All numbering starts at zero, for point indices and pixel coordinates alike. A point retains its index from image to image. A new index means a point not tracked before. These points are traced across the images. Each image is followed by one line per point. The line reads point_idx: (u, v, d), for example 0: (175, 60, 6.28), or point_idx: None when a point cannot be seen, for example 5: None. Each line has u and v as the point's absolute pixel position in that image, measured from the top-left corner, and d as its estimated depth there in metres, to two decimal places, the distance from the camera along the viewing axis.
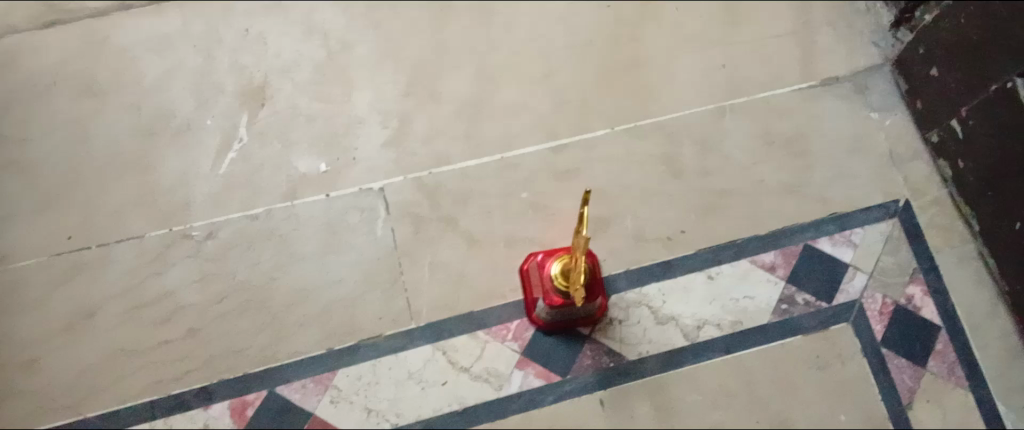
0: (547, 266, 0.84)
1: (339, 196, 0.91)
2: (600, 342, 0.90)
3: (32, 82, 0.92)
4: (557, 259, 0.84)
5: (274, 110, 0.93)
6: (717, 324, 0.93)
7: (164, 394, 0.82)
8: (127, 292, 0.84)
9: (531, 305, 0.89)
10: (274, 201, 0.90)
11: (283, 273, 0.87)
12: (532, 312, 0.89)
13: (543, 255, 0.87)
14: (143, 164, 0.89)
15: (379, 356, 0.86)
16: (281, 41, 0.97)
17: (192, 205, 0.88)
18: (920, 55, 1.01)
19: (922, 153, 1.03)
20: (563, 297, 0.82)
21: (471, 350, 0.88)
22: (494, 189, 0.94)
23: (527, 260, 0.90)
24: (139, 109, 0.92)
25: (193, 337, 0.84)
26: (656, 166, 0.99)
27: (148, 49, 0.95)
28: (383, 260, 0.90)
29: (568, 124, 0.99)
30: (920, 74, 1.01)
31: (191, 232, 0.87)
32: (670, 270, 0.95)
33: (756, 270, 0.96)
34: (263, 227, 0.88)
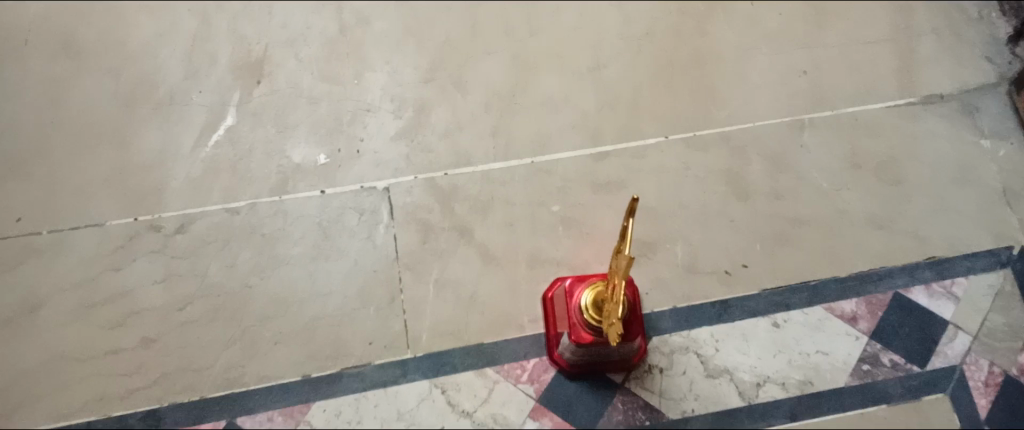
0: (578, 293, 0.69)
1: (335, 194, 0.77)
2: (635, 394, 0.74)
3: (7, 39, 0.80)
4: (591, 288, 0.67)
5: (272, 88, 0.80)
6: (781, 383, 0.76)
7: (105, 414, 0.68)
8: (79, 287, 0.71)
9: (554, 340, 0.73)
10: (260, 193, 0.76)
11: (261, 280, 0.73)
12: (555, 349, 0.73)
13: (574, 279, 0.71)
14: (116, 139, 0.76)
15: (365, 389, 0.72)
16: (289, 12, 0.84)
17: (164, 192, 0.75)
18: None
19: None
20: (594, 332, 0.66)
21: (476, 391, 0.72)
22: (520, 198, 0.79)
23: (554, 286, 0.75)
24: (120, 77, 0.79)
25: (148, 349, 0.70)
26: (718, 184, 0.83)
27: (139, 12, 0.83)
28: (381, 272, 0.75)
29: (615, 127, 0.84)
30: None
31: (159, 223, 0.74)
32: (727, 312, 0.78)
33: (833, 320, 0.78)
34: (243, 222, 0.75)
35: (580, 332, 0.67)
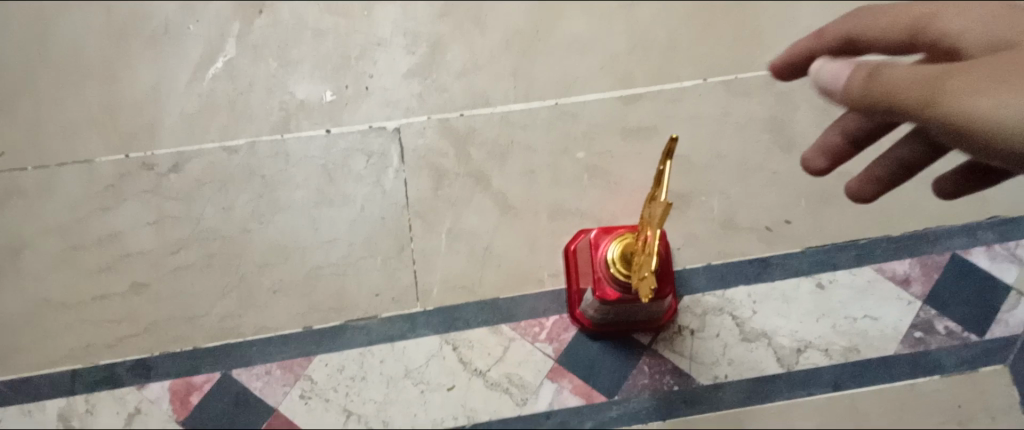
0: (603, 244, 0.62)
1: (342, 134, 0.71)
2: (663, 356, 0.68)
3: None
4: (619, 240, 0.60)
5: (275, 20, 0.74)
6: (824, 350, 0.69)
7: (93, 363, 0.63)
8: (65, 229, 0.66)
9: (576, 297, 0.67)
10: (261, 132, 0.70)
11: (261, 225, 0.68)
12: (577, 306, 0.67)
13: (599, 230, 0.65)
14: (107, 72, 0.71)
15: (370, 344, 0.66)
16: None
17: (158, 129, 0.69)
18: None
19: None
20: (622, 288, 0.59)
21: (490, 350, 0.67)
22: (542, 143, 0.73)
23: (577, 238, 0.68)
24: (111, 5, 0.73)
25: (138, 296, 0.65)
26: (760, 132, 0.75)
27: None
28: (390, 220, 0.70)
29: (648, 69, 0.76)
30: None
31: (152, 161, 0.68)
32: (766, 271, 0.71)
33: (884, 283, 0.71)
34: (242, 162, 0.69)
35: (606, 287, 0.61)
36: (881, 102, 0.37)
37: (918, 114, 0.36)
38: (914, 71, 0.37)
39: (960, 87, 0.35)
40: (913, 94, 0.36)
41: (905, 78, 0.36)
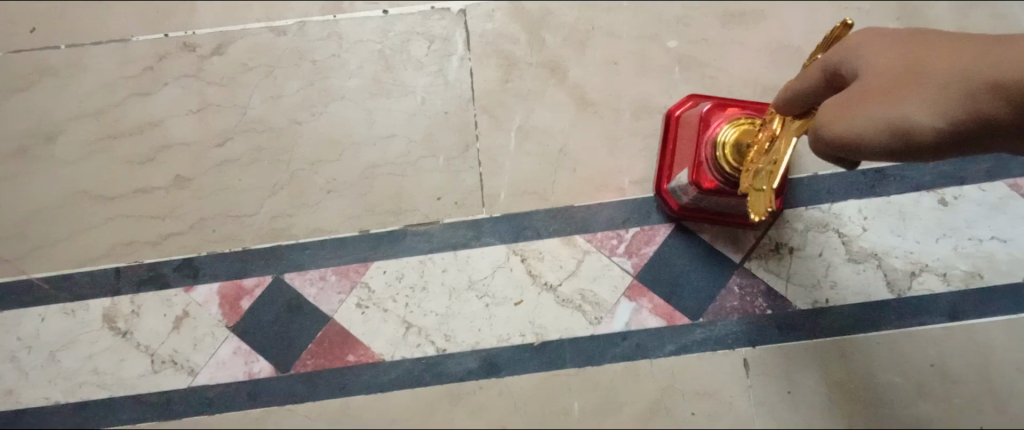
0: (718, 123, 0.54)
1: (401, 16, 0.63)
2: (755, 277, 0.60)
3: None
4: (737, 122, 0.52)
5: None
6: (943, 275, 0.61)
7: (134, 261, 0.59)
8: (101, 114, 0.60)
9: (664, 176, 0.60)
10: (311, 12, 0.62)
11: (311, 117, 0.61)
12: (665, 184, 0.60)
13: (713, 104, 0.56)
14: None
15: (431, 252, 0.60)
16: None
17: (200, 4, 0.62)
18: None
19: None
20: (724, 179, 0.52)
21: (562, 262, 0.60)
22: (627, 31, 0.64)
23: (685, 105, 0.60)
24: None
25: (182, 191, 0.60)
26: (885, 19, 0.64)
27: None
28: (454, 114, 0.62)
29: None
30: None
31: (194, 42, 0.61)
32: (880, 184, 0.62)
33: (1017, 201, 0.62)
34: (291, 45, 0.62)
35: (706, 175, 0.53)
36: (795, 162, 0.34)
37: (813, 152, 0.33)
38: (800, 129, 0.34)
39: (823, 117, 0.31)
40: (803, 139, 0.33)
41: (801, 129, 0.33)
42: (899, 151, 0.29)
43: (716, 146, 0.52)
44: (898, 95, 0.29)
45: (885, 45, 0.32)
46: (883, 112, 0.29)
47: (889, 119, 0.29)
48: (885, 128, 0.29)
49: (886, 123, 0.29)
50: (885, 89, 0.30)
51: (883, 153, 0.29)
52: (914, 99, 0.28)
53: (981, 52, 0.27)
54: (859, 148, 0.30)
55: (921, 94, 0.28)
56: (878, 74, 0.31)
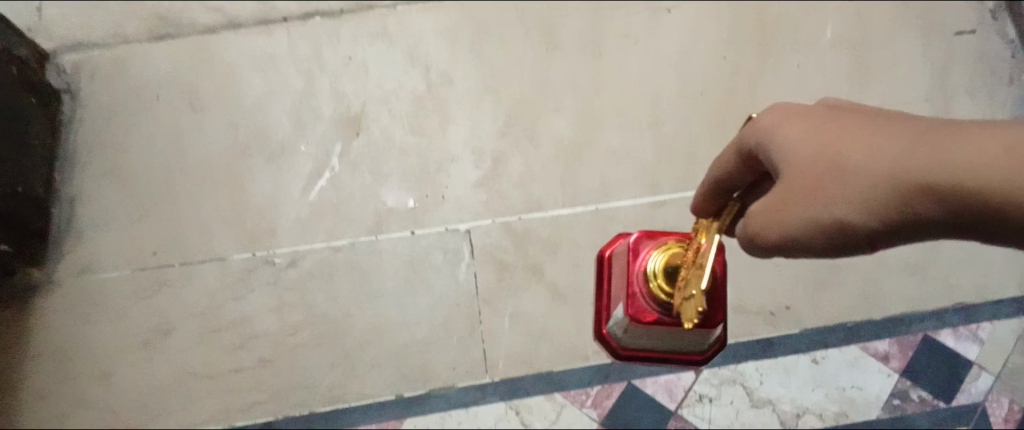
0: (643, 252, 0.56)
1: (423, 234, 0.87)
2: (686, 420, 0.83)
3: (140, 92, 0.90)
4: (659, 250, 0.55)
5: (369, 140, 0.90)
6: (819, 414, 0.84)
7: (227, 424, 0.79)
8: (205, 314, 0.82)
9: (604, 314, 0.64)
10: (359, 233, 0.86)
11: (359, 310, 0.84)
12: (605, 324, 0.64)
13: (640, 233, 0.58)
14: (236, 183, 0.87)
15: (449, 409, 0.82)
16: (383, 69, 0.92)
17: (279, 230, 0.86)
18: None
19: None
20: (661, 308, 0.54)
21: (546, 413, 0.82)
22: (587, 242, 0.87)
23: (614, 244, 0.65)
24: (237, 128, 0.89)
25: (265, 369, 0.81)
26: None
27: (254, 67, 0.91)
28: (464, 305, 0.85)
29: (673, 175, 0.90)
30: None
31: (273, 258, 0.84)
32: (771, 349, 0.86)
33: (867, 359, 0.86)
34: (345, 258, 0.85)
35: (643, 306, 0.55)
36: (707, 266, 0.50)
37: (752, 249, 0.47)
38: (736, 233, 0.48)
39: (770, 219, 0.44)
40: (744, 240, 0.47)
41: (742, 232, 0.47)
42: (841, 241, 0.42)
43: (646, 277, 0.55)
44: (824, 199, 0.41)
45: (803, 141, 0.43)
46: (816, 215, 0.42)
47: (824, 221, 0.41)
48: (822, 227, 0.42)
49: (825, 224, 0.41)
50: (820, 199, 0.42)
51: (827, 242, 0.42)
52: (839, 205, 0.41)
53: (871, 165, 0.39)
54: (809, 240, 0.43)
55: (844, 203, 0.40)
56: (796, 182, 0.43)
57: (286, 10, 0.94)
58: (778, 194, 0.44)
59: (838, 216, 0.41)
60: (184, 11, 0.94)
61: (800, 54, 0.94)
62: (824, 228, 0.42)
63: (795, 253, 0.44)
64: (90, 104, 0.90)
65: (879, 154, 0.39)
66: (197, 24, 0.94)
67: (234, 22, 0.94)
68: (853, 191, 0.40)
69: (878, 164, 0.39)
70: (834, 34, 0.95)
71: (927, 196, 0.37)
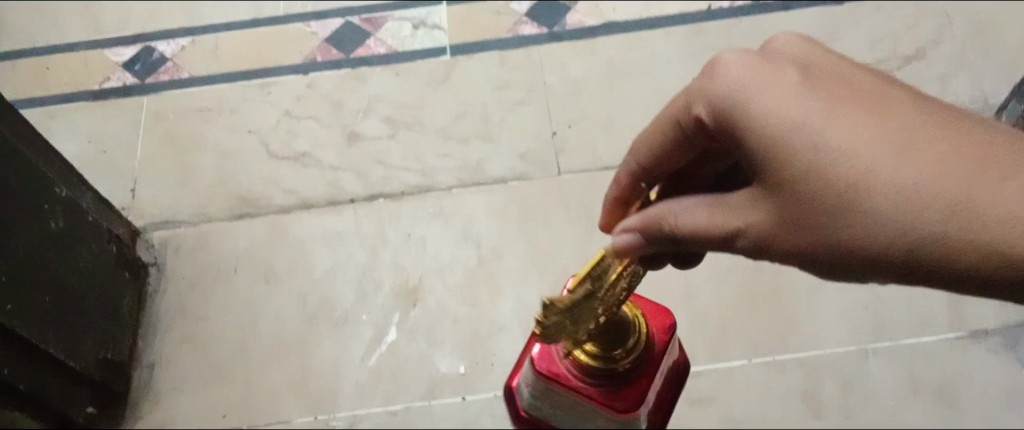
0: None
1: (474, 399, 0.91)
2: None
3: (219, 266, 1.00)
4: None
5: (424, 310, 0.97)
6: None
7: None
8: None
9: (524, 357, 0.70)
10: (413, 398, 0.92)
11: None
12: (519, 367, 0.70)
13: None
14: (302, 350, 0.95)
15: None
16: (439, 245, 1.01)
17: (340, 394, 0.92)
18: None
19: None
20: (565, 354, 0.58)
21: None
22: None
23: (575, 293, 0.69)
24: (306, 299, 0.98)
25: None
26: (795, 403, 0.93)
27: (323, 244, 1.02)
28: None
29: (706, 347, 0.97)
30: None
31: (332, 421, 0.91)
32: None
33: None
34: (400, 422, 0.91)
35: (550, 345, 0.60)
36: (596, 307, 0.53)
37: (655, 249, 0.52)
38: (669, 206, 0.51)
39: (766, 231, 0.47)
40: (662, 228, 0.50)
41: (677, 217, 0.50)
42: (830, 256, 0.46)
43: None
44: (836, 221, 0.44)
45: (813, 156, 0.44)
46: (824, 233, 0.45)
47: (832, 240, 0.45)
48: (824, 244, 0.45)
49: (828, 243, 0.45)
50: (827, 193, 0.44)
51: (817, 252, 0.46)
52: (851, 229, 0.44)
53: (895, 203, 0.42)
54: (801, 252, 0.46)
55: (858, 229, 0.43)
56: (792, 168, 0.45)
57: (353, 191, 1.05)
58: (783, 209, 0.46)
59: (834, 212, 0.44)
60: (262, 192, 1.06)
61: None
62: (816, 231, 0.45)
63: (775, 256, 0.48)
64: (174, 276, 1.00)
65: (905, 192, 0.42)
66: (274, 205, 1.05)
67: (306, 203, 1.05)
68: (863, 196, 0.43)
69: (907, 190, 0.42)
70: None
71: (957, 247, 0.41)
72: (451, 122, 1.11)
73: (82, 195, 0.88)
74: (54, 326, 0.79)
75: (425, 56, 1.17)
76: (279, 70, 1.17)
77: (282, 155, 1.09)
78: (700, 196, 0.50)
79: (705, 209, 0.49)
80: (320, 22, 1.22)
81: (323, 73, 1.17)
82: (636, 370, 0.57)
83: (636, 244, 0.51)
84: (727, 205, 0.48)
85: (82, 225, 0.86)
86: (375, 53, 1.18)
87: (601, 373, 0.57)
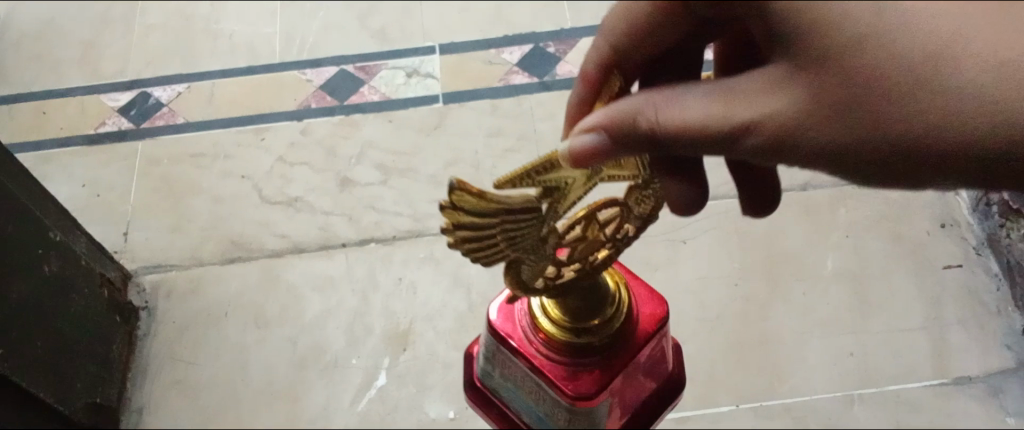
0: None
1: None
2: None
3: (210, 310, 1.01)
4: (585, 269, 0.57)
5: (414, 354, 0.98)
6: None
7: None
8: None
9: None
10: None
11: None
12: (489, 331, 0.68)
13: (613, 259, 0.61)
14: (291, 395, 0.95)
15: None
16: (429, 290, 1.02)
17: None
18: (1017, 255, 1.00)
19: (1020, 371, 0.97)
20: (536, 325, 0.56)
21: None
22: None
23: None
24: (296, 343, 0.99)
25: None
26: None
27: (314, 289, 1.02)
28: None
29: (694, 393, 0.97)
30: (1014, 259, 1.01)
31: None
32: None
33: None
34: None
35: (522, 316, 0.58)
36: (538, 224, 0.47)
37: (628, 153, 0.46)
38: (648, 101, 0.46)
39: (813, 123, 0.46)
40: (641, 124, 0.45)
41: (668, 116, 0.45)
42: (866, 146, 0.47)
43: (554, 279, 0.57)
44: (898, 102, 0.46)
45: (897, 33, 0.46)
46: (878, 118, 0.46)
47: (883, 126, 0.47)
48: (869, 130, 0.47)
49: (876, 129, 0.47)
50: (901, 72, 0.46)
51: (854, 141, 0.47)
52: (911, 111, 0.47)
53: (953, 85, 0.47)
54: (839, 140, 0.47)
55: (918, 111, 0.47)
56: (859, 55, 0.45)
57: (345, 236, 1.07)
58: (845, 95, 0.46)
59: (897, 90, 0.46)
60: (255, 237, 1.07)
61: (805, 286, 1.05)
62: (873, 115, 0.46)
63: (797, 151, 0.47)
64: (164, 320, 1.00)
65: (961, 77, 0.47)
66: (266, 249, 1.06)
67: (298, 247, 1.06)
68: (932, 77, 0.47)
69: (967, 74, 0.47)
70: (835, 266, 1.06)
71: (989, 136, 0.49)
72: (443, 168, 1.13)
73: (76, 240, 0.88)
74: (42, 367, 0.79)
75: (417, 104, 1.20)
76: (274, 117, 1.19)
77: (275, 200, 1.11)
78: (697, 90, 0.46)
79: (708, 104, 0.46)
80: (315, 69, 1.25)
81: (317, 120, 1.19)
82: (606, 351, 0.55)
83: (602, 148, 0.45)
84: (741, 99, 0.46)
85: (74, 268, 0.86)
86: (369, 100, 1.20)
87: (568, 347, 0.54)
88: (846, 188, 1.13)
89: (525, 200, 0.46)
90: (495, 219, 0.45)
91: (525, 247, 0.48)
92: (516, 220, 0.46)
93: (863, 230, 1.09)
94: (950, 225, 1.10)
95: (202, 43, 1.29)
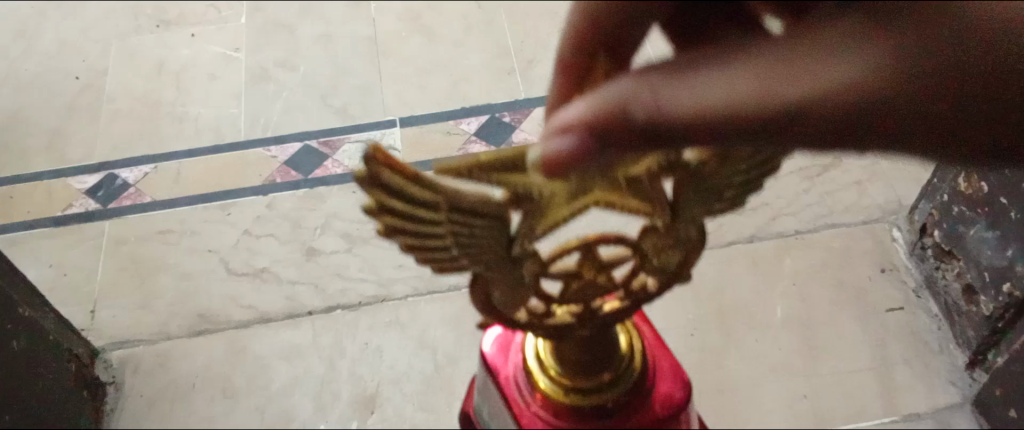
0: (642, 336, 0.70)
1: None
2: None
3: (178, 383, 1.02)
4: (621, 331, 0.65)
5: (382, 417, 0.99)
6: None
7: None
8: None
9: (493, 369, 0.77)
10: None
11: None
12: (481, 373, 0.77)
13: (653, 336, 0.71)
14: None
15: None
16: (396, 354, 1.04)
17: None
18: (959, 297, 1.06)
19: (963, 405, 1.03)
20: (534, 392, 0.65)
21: None
22: None
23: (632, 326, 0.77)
24: (264, 412, 1.00)
25: None
26: None
27: (281, 357, 1.04)
28: None
29: None
30: (955, 302, 1.07)
31: None
32: None
33: None
34: None
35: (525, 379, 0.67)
36: (499, 234, 0.45)
37: (616, 153, 0.37)
38: (644, 81, 0.34)
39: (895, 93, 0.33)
40: (639, 110, 0.34)
41: (676, 101, 0.34)
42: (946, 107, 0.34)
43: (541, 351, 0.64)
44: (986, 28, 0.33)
45: None
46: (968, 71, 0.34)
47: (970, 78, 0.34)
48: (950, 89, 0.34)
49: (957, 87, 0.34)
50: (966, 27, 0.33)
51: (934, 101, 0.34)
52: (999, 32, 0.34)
53: None
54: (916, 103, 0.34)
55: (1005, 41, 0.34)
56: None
57: (311, 304, 1.09)
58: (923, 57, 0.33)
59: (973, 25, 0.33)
60: (222, 309, 1.09)
61: (757, 333, 1.09)
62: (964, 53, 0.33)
63: (864, 127, 0.35)
64: (132, 395, 1.01)
65: None
66: (233, 320, 1.08)
67: (266, 318, 1.08)
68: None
69: None
70: (784, 313, 1.11)
71: None
72: None
73: (45, 317, 0.89)
74: None
75: None
76: (239, 193, 1.22)
77: (242, 272, 1.13)
78: (712, 63, 0.34)
79: (726, 75, 0.33)
80: (280, 146, 1.29)
81: (281, 194, 1.22)
82: (600, 419, 0.64)
83: (581, 150, 0.36)
84: (775, 65, 0.33)
85: (43, 344, 0.88)
86: (333, 173, 1.25)
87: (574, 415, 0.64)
88: (790, 239, 1.19)
89: (478, 197, 0.42)
90: (438, 219, 0.42)
91: (477, 254, 0.46)
92: (467, 228, 0.44)
93: (809, 278, 1.14)
94: (890, 270, 1.16)
95: (170, 127, 1.33)
